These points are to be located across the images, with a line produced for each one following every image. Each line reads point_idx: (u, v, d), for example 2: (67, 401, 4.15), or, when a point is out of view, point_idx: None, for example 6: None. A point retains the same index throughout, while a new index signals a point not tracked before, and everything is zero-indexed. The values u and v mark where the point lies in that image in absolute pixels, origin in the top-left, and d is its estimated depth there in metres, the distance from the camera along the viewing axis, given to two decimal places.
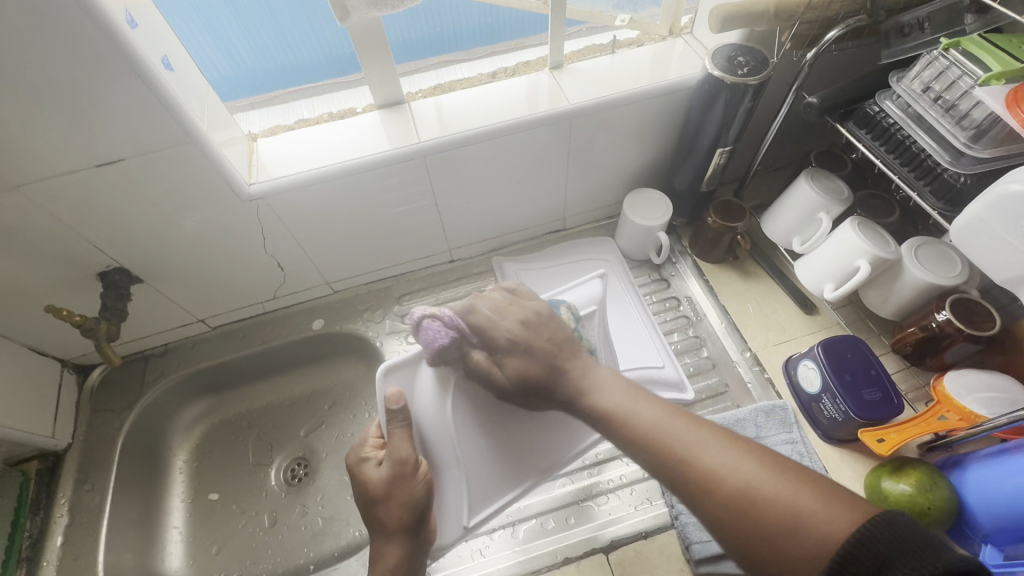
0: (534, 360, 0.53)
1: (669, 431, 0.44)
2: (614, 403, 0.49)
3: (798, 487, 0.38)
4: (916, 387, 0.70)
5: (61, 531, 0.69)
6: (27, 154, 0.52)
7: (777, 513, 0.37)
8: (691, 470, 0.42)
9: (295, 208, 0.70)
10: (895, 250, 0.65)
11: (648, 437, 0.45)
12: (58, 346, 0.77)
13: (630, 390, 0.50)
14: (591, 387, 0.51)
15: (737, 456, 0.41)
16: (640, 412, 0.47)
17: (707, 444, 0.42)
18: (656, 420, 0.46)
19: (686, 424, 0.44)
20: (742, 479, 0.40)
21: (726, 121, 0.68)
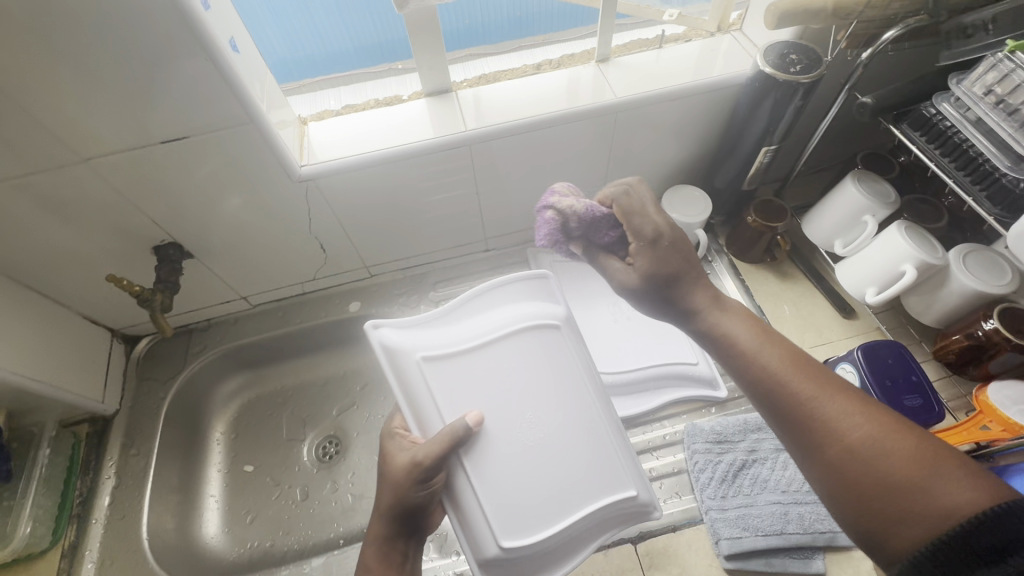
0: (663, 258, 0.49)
1: (792, 372, 0.43)
2: (742, 341, 0.46)
3: (927, 451, 0.37)
4: (957, 397, 0.69)
5: (109, 491, 0.72)
6: (101, 127, 0.55)
7: (904, 469, 0.37)
8: (812, 414, 0.41)
9: (341, 190, 0.71)
10: (943, 255, 0.65)
11: (760, 372, 0.44)
12: (110, 315, 0.80)
13: (753, 323, 0.48)
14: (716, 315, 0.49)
15: (866, 415, 0.40)
16: (764, 354, 0.45)
17: (830, 394, 0.41)
18: (780, 364, 0.44)
19: (808, 373, 0.43)
20: (873, 436, 0.38)
21: (774, 119, 0.68)
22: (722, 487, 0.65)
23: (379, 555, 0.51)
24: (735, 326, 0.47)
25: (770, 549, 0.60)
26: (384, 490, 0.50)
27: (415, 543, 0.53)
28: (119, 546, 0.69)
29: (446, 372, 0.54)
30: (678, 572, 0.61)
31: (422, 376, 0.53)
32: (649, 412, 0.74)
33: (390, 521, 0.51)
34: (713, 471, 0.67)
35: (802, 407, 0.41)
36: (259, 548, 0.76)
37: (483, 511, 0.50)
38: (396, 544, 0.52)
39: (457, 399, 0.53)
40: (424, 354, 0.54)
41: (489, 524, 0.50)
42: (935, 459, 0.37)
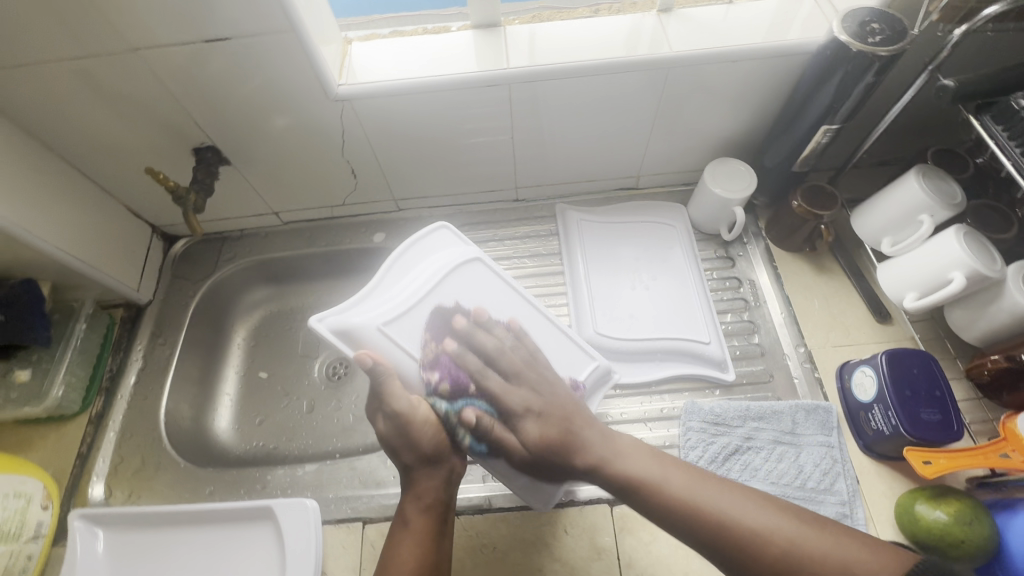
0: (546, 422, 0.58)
1: (700, 490, 0.51)
2: (651, 476, 0.53)
3: (840, 541, 0.46)
4: (983, 420, 0.64)
5: (136, 372, 0.78)
6: (147, 18, 0.56)
7: (825, 558, 0.45)
8: (732, 525, 0.48)
9: (378, 115, 0.71)
10: (1001, 269, 0.59)
11: (688, 501, 0.51)
12: (152, 212, 0.83)
13: (652, 455, 0.56)
14: (616, 454, 0.56)
15: (764, 513, 0.49)
16: (669, 480, 0.53)
17: (747, 502, 0.50)
18: (679, 483, 0.52)
19: (720, 489, 0.51)
20: (783, 530, 0.47)
21: (840, 95, 0.62)
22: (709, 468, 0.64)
23: (419, 506, 0.55)
24: (624, 453, 0.56)
25: None
26: (405, 449, 0.56)
27: (453, 492, 0.57)
28: (139, 423, 0.75)
29: (401, 328, 0.61)
30: (650, 539, 0.62)
31: (390, 346, 0.60)
32: (650, 384, 0.72)
33: (422, 471, 0.56)
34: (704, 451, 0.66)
35: (723, 521, 0.49)
36: (263, 449, 0.81)
37: (490, 427, 0.60)
38: (434, 493, 0.56)
39: (433, 349, 0.62)
40: (377, 325, 0.60)
41: (512, 436, 0.59)
42: (844, 547, 0.45)
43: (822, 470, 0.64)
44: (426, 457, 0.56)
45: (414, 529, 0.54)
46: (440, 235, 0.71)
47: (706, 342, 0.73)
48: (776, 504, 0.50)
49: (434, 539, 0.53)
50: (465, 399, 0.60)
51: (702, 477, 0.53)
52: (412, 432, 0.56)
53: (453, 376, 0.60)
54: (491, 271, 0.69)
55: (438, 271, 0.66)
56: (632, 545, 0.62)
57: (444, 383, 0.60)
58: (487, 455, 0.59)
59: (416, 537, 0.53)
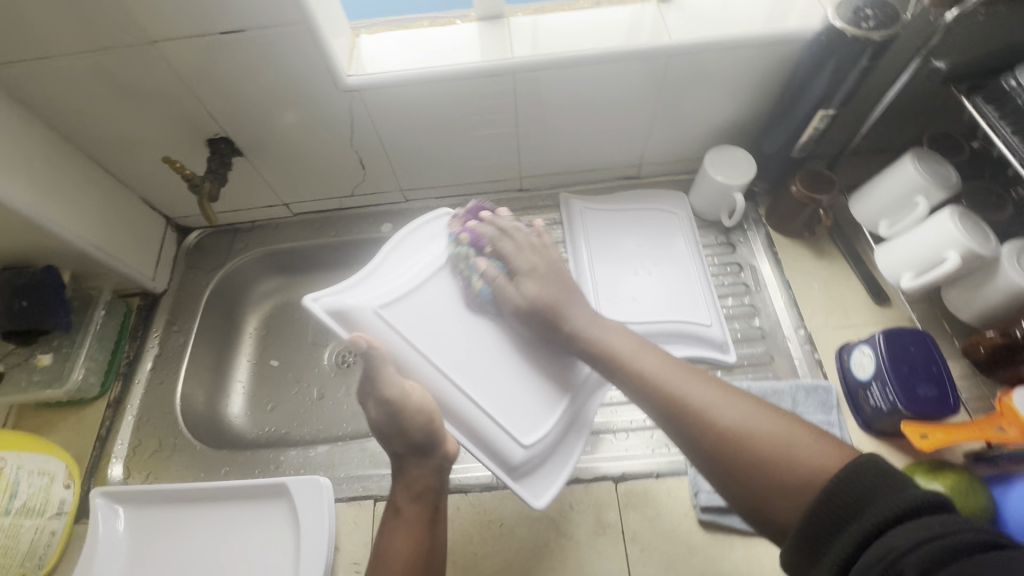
0: (545, 285, 0.61)
1: (670, 378, 0.51)
2: (644, 365, 0.53)
3: (791, 429, 0.44)
4: (980, 397, 0.66)
5: (152, 359, 0.80)
6: (167, 12, 0.58)
7: (778, 446, 0.43)
8: (689, 412, 0.47)
9: (385, 105, 0.73)
10: (995, 247, 0.61)
11: (665, 394, 0.50)
12: (166, 204, 0.86)
13: (671, 362, 0.53)
14: (634, 355, 0.55)
15: (737, 403, 0.47)
16: (676, 382, 0.50)
17: (705, 390, 0.49)
18: (656, 369, 0.52)
19: (687, 376, 0.51)
20: (734, 419, 0.45)
21: (836, 80, 0.64)
22: None
23: (408, 495, 0.57)
24: (615, 342, 0.57)
25: None
26: (397, 438, 0.56)
27: (443, 479, 0.59)
28: (156, 407, 0.77)
29: (400, 314, 0.60)
30: (653, 514, 0.63)
31: (386, 328, 0.58)
32: None
33: (413, 460, 0.57)
34: None
35: (686, 409, 0.48)
36: (275, 433, 0.83)
37: (487, 415, 0.58)
38: (424, 482, 0.57)
39: (428, 334, 0.60)
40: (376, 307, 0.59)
41: (504, 430, 0.58)
42: (794, 434, 0.43)
43: None
44: (416, 447, 0.56)
45: (406, 519, 0.56)
46: (441, 222, 0.71)
47: (708, 325, 0.74)
48: (735, 394, 0.48)
49: (426, 526, 0.56)
50: (481, 254, 0.65)
51: (674, 366, 0.52)
52: (400, 421, 0.55)
53: (473, 232, 0.66)
54: None
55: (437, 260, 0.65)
56: (636, 520, 0.63)
57: (467, 236, 0.66)
58: (494, 309, 0.63)
59: (406, 526, 0.56)
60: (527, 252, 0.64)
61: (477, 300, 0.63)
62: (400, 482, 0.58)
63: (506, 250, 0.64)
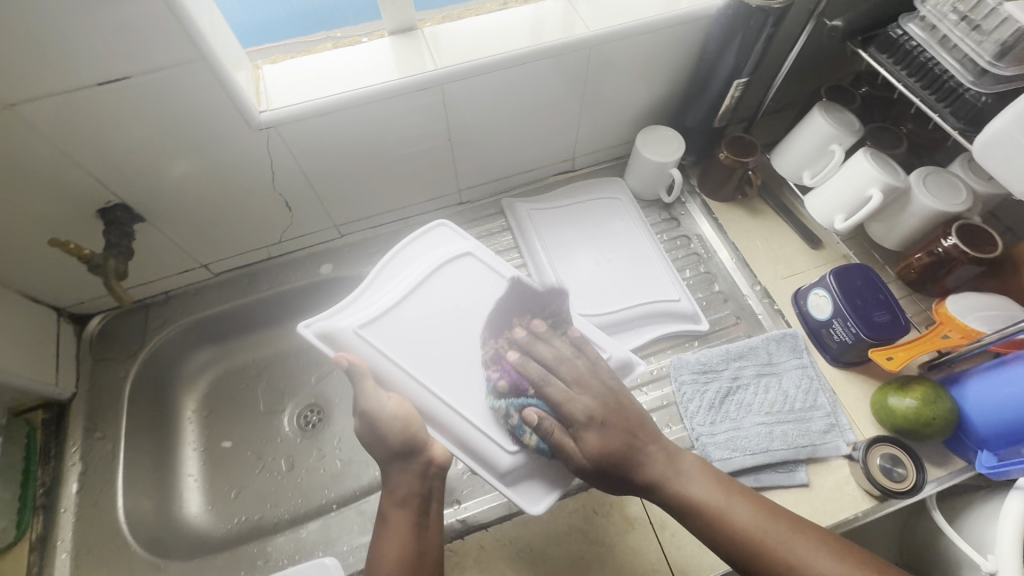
0: (610, 434, 0.54)
1: (766, 534, 0.50)
2: (709, 501, 0.52)
3: None
4: (918, 312, 0.73)
5: (76, 478, 0.67)
6: (25, 67, 0.48)
7: None
8: (794, 575, 0.48)
9: (306, 139, 0.67)
10: (904, 178, 0.68)
11: (747, 543, 0.50)
12: (54, 293, 0.72)
13: (723, 482, 0.54)
14: (686, 478, 0.54)
15: (843, 571, 0.48)
16: (733, 510, 0.52)
17: (804, 550, 0.49)
18: (751, 519, 0.51)
19: (778, 528, 0.51)
20: None
21: (746, 50, 0.68)
22: (710, 414, 0.68)
23: (395, 502, 0.54)
24: (696, 483, 0.54)
25: (757, 465, 0.64)
26: (376, 445, 0.55)
27: (430, 485, 0.56)
28: (96, 534, 0.65)
29: (382, 330, 0.59)
30: None
31: (367, 348, 0.58)
32: (635, 351, 0.74)
33: (397, 466, 0.55)
34: (700, 400, 0.69)
35: (782, 567, 0.49)
36: (247, 523, 0.74)
37: (471, 425, 0.56)
38: (410, 487, 0.54)
39: (410, 349, 0.59)
40: (355, 327, 0.59)
41: (488, 437, 0.56)
42: None
43: (803, 390, 0.69)
44: (397, 452, 0.54)
45: (393, 523, 0.53)
46: (437, 231, 0.70)
47: (676, 300, 0.76)
48: (837, 552, 0.49)
49: (413, 532, 0.52)
50: (525, 398, 0.57)
51: (769, 516, 0.51)
52: (379, 431, 0.54)
53: (515, 375, 0.57)
54: (483, 265, 0.66)
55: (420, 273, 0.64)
56: (659, 506, 0.63)
57: (506, 383, 0.57)
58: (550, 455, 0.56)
59: (396, 530, 0.52)
60: (584, 391, 0.56)
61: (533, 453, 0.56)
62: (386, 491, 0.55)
63: (558, 398, 0.56)
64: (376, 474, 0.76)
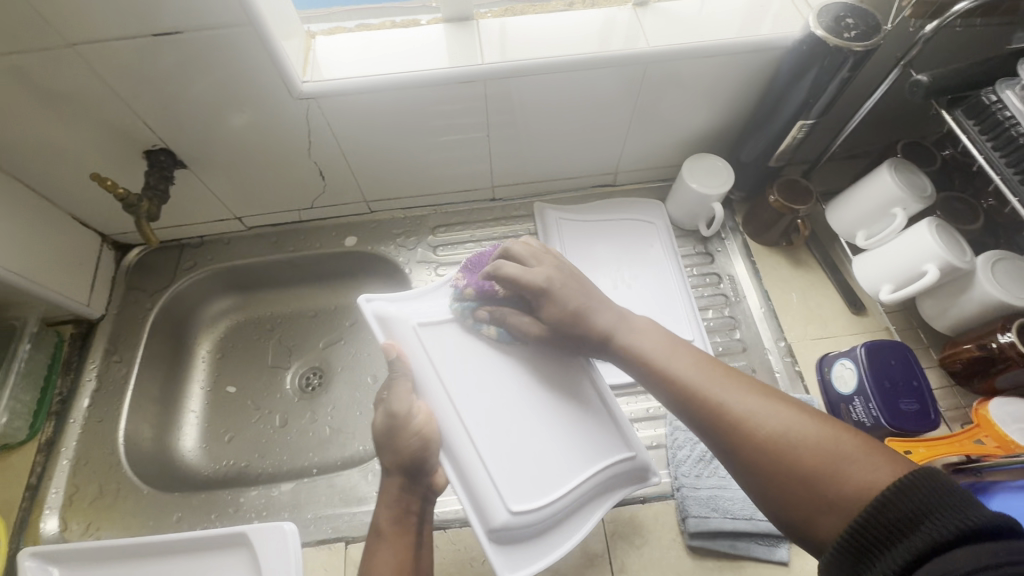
0: (565, 309, 0.57)
1: (699, 377, 0.46)
2: (652, 349, 0.51)
3: (839, 435, 0.39)
4: (955, 407, 0.66)
5: (89, 394, 0.73)
6: (88, 11, 0.51)
7: (818, 456, 0.38)
8: (722, 412, 0.43)
9: (347, 114, 0.67)
10: (970, 260, 0.61)
11: (685, 388, 0.46)
12: (101, 220, 0.77)
13: (671, 340, 0.52)
14: (631, 331, 0.54)
15: (773, 409, 0.42)
16: (675, 362, 0.49)
17: (736, 389, 0.44)
18: (690, 370, 0.47)
19: (719, 374, 0.46)
20: (774, 427, 0.40)
21: (815, 91, 0.63)
22: (697, 467, 0.64)
23: (392, 516, 0.53)
24: (643, 341, 0.52)
25: (737, 532, 0.59)
26: (388, 452, 0.54)
27: (426, 508, 0.55)
28: (96, 449, 0.69)
29: (438, 337, 0.62)
30: (641, 541, 0.61)
31: (418, 345, 0.61)
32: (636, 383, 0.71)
33: (398, 482, 0.54)
34: (691, 450, 0.65)
35: (712, 406, 0.44)
36: (233, 468, 0.77)
37: (485, 474, 0.55)
38: (405, 504, 0.54)
39: (451, 365, 0.60)
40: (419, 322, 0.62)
41: (494, 491, 0.54)
42: (839, 438, 0.39)
43: None
44: (407, 466, 0.53)
45: (389, 537, 0.52)
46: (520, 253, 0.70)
47: (689, 340, 0.72)
48: (775, 395, 0.43)
49: (411, 554, 0.51)
50: (492, 300, 0.63)
51: (707, 363, 0.47)
52: (397, 439, 0.54)
53: (479, 283, 0.63)
54: None
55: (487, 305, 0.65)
56: (624, 549, 0.61)
57: (471, 289, 0.63)
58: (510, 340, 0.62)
59: (390, 548, 0.51)
60: (538, 258, 0.60)
61: (493, 343, 0.62)
62: (383, 508, 0.54)
63: (513, 275, 0.59)
64: (359, 449, 0.78)
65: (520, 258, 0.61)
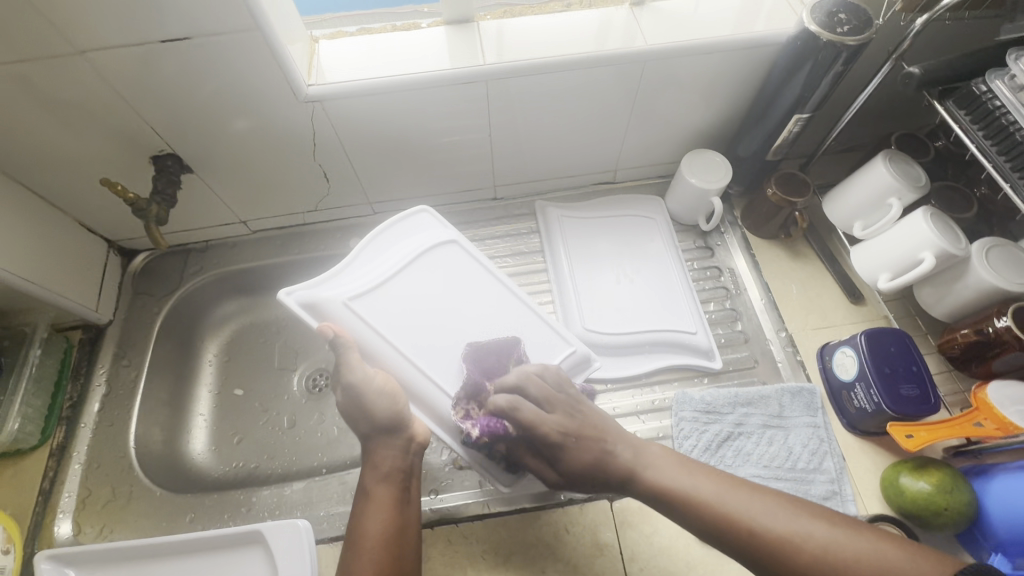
0: (582, 450, 0.54)
1: (719, 497, 0.49)
2: (669, 475, 0.51)
3: (877, 544, 0.43)
4: (954, 392, 0.68)
5: (99, 399, 0.73)
6: (99, 19, 0.52)
7: (864, 564, 0.42)
8: (758, 533, 0.46)
9: (351, 116, 0.68)
10: (966, 247, 0.62)
11: (715, 514, 0.48)
12: (107, 226, 0.78)
13: (683, 462, 0.53)
14: (646, 464, 0.53)
15: (808, 521, 0.46)
16: (698, 486, 0.50)
17: (765, 507, 0.47)
18: (709, 489, 0.49)
19: (747, 493, 0.48)
20: (820, 542, 0.44)
21: (810, 85, 0.64)
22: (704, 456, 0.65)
23: (378, 475, 0.53)
24: (657, 461, 0.53)
25: None
26: (362, 420, 0.55)
27: (412, 460, 0.55)
28: (107, 452, 0.70)
29: (370, 306, 0.61)
30: (650, 530, 0.62)
31: (353, 320, 0.60)
32: (642, 376, 0.72)
33: (380, 441, 0.54)
34: (698, 439, 0.66)
35: (749, 532, 0.46)
36: (243, 469, 0.78)
37: None
38: (394, 463, 0.54)
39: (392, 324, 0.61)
40: (347, 300, 0.60)
41: None
42: (873, 545, 0.43)
43: (809, 449, 0.66)
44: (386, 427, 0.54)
45: (375, 497, 0.52)
46: (419, 218, 0.72)
47: (692, 332, 0.74)
48: (803, 506, 0.47)
49: (399, 507, 0.52)
50: (508, 438, 0.56)
51: (725, 483, 0.50)
52: (370, 406, 0.54)
53: (486, 424, 0.56)
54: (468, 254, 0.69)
55: (404, 256, 0.65)
56: (634, 538, 0.62)
57: (462, 419, 0.57)
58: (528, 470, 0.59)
59: (378, 507, 0.51)
60: (554, 405, 0.55)
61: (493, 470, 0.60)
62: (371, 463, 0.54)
63: (528, 419, 0.54)
64: None
65: (544, 405, 0.55)
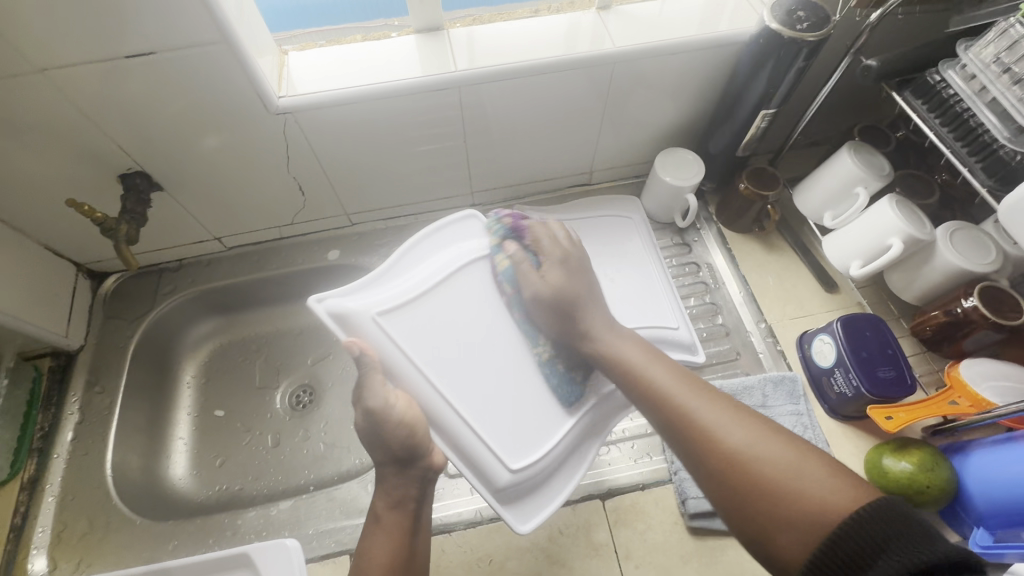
0: (571, 279, 0.57)
1: (672, 386, 0.48)
2: (632, 361, 0.52)
3: (803, 459, 0.41)
4: (929, 373, 0.70)
5: (72, 428, 0.71)
6: (58, 36, 0.50)
7: (781, 473, 0.40)
8: (691, 425, 0.45)
9: (324, 127, 0.68)
10: (931, 231, 0.64)
11: (658, 393, 0.48)
12: (75, 249, 0.76)
13: (649, 353, 0.53)
14: (611, 344, 0.54)
15: (742, 425, 0.44)
16: (652, 368, 0.51)
17: (709, 401, 0.46)
18: (664, 376, 0.49)
19: (695, 388, 0.48)
20: (742, 443, 0.42)
21: (774, 81, 0.66)
22: None
23: (389, 502, 0.52)
24: (625, 349, 0.53)
25: None
26: (379, 448, 0.51)
27: (427, 489, 0.54)
28: (82, 482, 0.67)
29: (401, 322, 0.56)
30: (643, 527, 0.62)
31: (380, 336, 0.54)
32: None
33: (393, 469, 0.52)
34: None
35: (681, 418, 0.46)
36: (226, 492, 0.75)
37: (476, 435, 0.54)
38: (403, 490, 0.52)
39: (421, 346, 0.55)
40: (376, 313, 0.55)
41: (491, 450, 0.54)
42: (800, 460, 0.41)
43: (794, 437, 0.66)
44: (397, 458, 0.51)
45: (385, 522, 0.52)
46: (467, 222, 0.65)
47: (675, 328, 0.73)
48: (746, 414, 0.45)
49: (406, 536, 0.51)
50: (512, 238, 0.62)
51: (683, 378, 0.49)
52: (382, 430, 0.50)
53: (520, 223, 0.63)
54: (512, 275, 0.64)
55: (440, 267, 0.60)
56: (627, 537, 0.62)
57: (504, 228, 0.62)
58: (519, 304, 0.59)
59: (386, 534, 0.51)
60: (556, 243, 0.60)
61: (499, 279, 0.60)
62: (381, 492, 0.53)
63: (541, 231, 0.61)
64: (356, 462, 0.77)
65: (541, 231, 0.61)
